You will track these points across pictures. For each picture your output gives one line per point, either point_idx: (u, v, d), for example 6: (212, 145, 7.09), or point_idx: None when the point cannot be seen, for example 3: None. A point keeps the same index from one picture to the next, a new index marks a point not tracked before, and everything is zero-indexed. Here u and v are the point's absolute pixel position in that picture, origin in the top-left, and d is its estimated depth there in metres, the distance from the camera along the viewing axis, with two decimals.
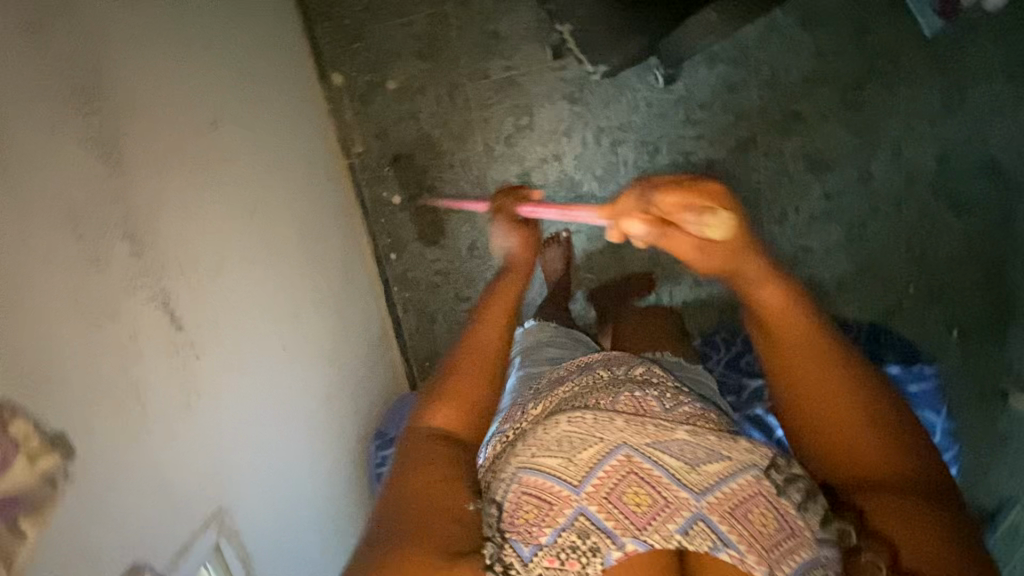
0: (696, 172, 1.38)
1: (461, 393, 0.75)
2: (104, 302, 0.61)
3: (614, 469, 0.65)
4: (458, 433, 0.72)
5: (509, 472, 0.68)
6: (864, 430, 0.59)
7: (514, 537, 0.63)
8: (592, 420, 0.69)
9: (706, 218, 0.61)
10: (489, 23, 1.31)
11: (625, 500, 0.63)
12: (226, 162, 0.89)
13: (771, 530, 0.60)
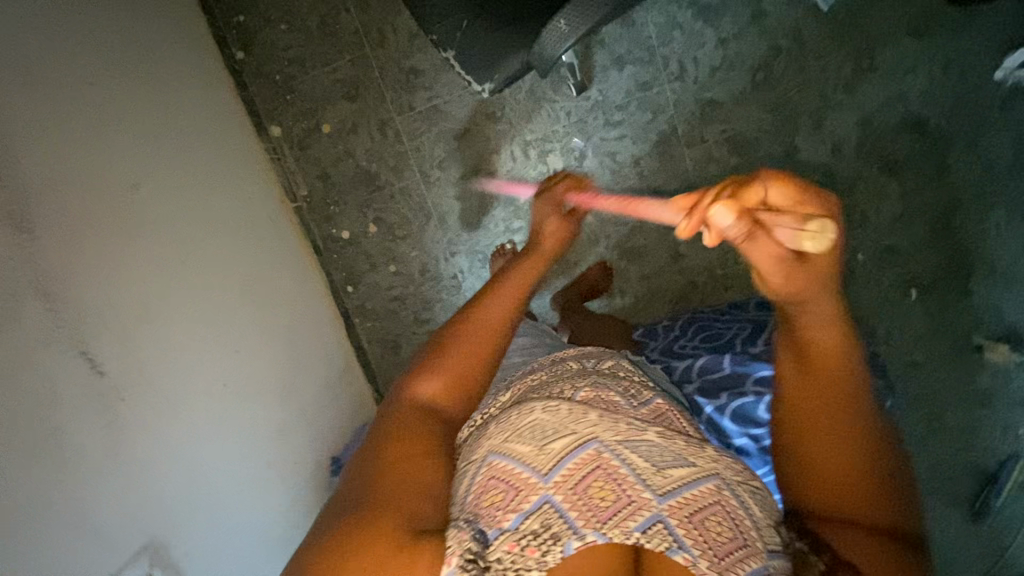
0: (625, 170, 1.43)
1: (452, 369, 0.71)
2: (17, 355, 0.68)
3: (583, 461, 0.63)
4: (444, 411, 0.69)
5: (477, 458, 0.67)
6: (850, 453, 0.56)
7: (478, 520, 0.59)
8: (567, 415, 0.69)
9: (808, 224, 0.44)
10: (407, 58, 1.40)
11: (590, 494, 0.60)
12: (153, 218, 0.98)
13: (725, 538, 0.59)
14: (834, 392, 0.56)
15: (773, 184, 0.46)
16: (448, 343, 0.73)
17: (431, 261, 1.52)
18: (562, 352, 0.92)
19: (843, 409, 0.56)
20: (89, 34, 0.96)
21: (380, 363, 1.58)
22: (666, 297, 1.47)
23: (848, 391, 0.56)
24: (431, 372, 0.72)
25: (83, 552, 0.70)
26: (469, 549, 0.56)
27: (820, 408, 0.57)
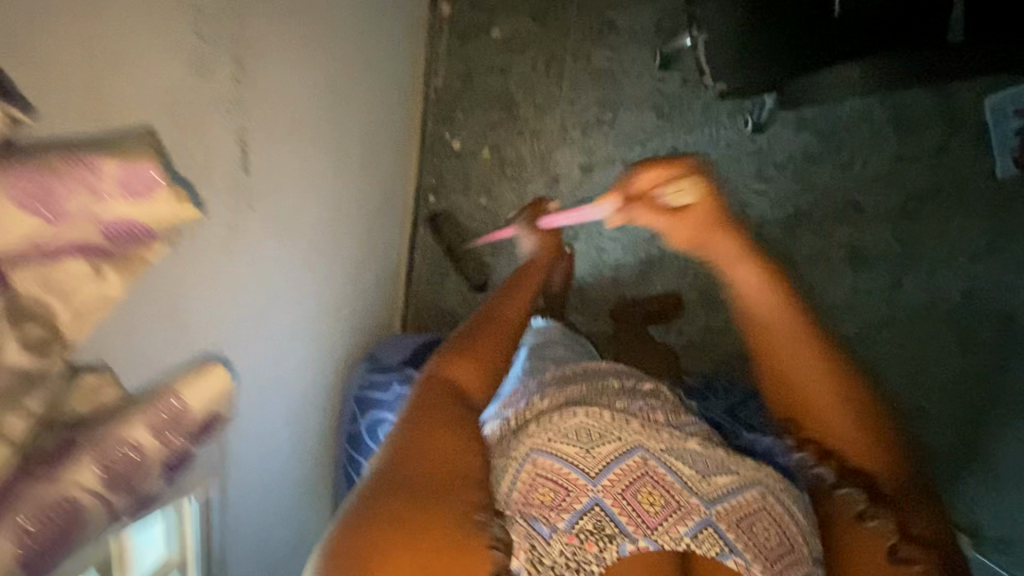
0: (746, 226, 1.40)
1: (479, 357, 0.87)
2: (191, 111, 0.58)
3: (627, 469, 0.82)
4: (471, 389, 0.84)
5: (519, 453, 0.83)
6: (796, 402, 0.84)
7: (530, 516, 0.78)
8: (608, 421, 0.85)
9: (679, 189, 0.89)
10: (609, 10, 1.30)
11: (640, 496, 0.80)
12: (333, 34, 0.87)
13: (775, 544, 0.79)
14: (808, 392, 0.83)
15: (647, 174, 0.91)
16: (477, 341, 0.90)
17: (523, 212, 1.44)
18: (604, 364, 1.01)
19: (830, 391, 0.81)
20: None
21: (422, 282, 1.50)
22: (716, 358, 1.47)
23: (816, 380, 0.82)
24: (452, 358, 0.86)
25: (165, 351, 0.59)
26: (534, 543, 0.76)
27: (800, 379, 0.84)
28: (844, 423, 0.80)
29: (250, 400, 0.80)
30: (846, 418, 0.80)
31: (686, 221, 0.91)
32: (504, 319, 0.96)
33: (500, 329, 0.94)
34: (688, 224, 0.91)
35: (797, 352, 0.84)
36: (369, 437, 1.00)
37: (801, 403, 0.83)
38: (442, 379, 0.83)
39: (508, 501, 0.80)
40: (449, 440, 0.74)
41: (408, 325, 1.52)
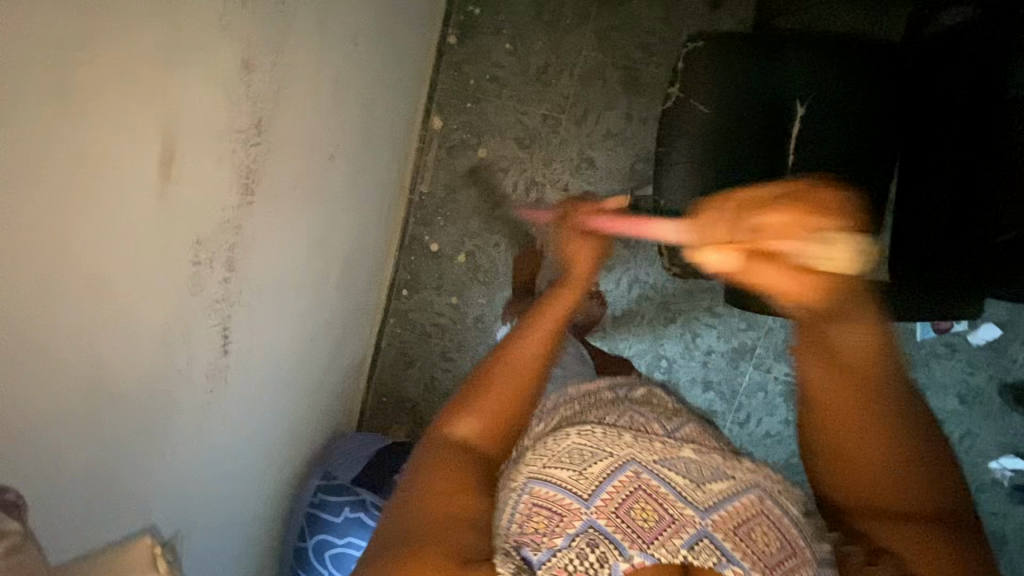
0: (695, 353, 1.51)
1: (485, 407, 0.63)
2: (180, 324, 0.63)
3: (624, 483, 0.60)
4: (485, 449, 0.62)
5: (517, 483, 0.62)
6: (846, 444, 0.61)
7: (522, 545, 0.56)
8: (603, 433, 0.66)
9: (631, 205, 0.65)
10: (588, 148, 1.38)
11: (632, 514, 0.58)
12: (326, 192, 0.92)
13: (773, 548, 0.59)
14: (858, 371, 0.60)
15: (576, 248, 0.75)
16: (480, 390, 0.64)
17: (490, 316, 1.49)
18: (603, 380, 0.87)
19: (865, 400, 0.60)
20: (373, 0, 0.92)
21: (385, 366, 1.55)
22: None
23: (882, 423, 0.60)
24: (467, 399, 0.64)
25: (106, 528, 0.62)
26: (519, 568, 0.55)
27: (836, 395, 0.60)
28: (874, 469, 0.60)
29: (205, 543, 0.84)
30: (897, 475, 0.60)
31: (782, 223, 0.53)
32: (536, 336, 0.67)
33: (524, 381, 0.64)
34: (728, 263, 0.56)
35: (873, 352, 0.59)
36: (318, 561, 1.05)
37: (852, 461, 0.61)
38: (443, 440, 0.61)
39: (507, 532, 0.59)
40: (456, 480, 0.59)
41: (366, 409, 1.56)
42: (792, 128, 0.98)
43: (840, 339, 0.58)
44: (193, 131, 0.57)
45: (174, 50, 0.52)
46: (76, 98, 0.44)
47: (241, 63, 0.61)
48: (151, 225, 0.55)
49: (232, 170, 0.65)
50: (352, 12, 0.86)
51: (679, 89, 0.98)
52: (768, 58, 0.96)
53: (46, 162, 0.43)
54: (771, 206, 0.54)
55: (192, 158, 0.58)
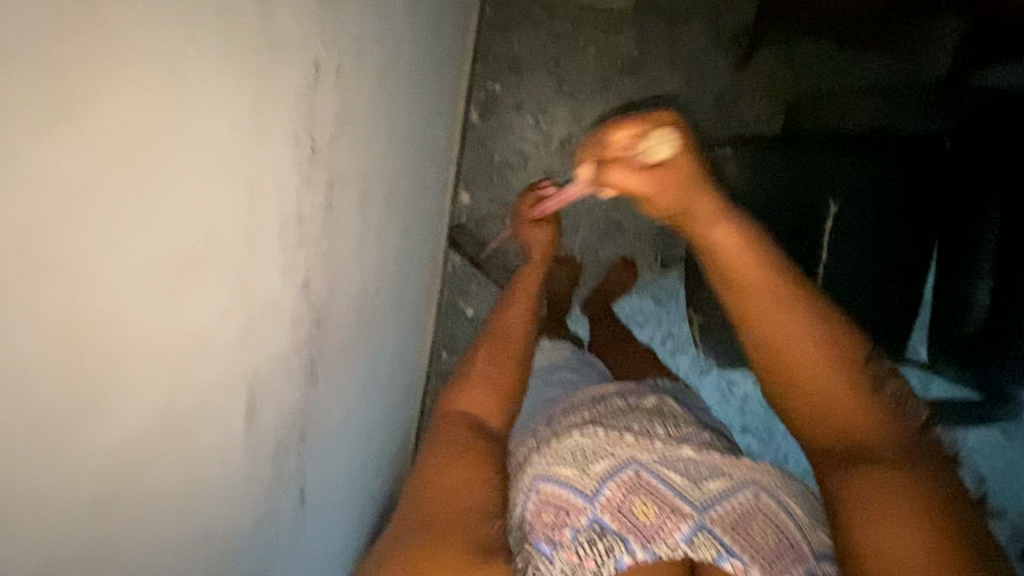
0: (732, 399, 1.54)
1: (490, 374, 0.78)
2: (267, 510, 0.69)
3: (625, 483, 0.70)
4: (489, 421, 0.74)
5: (523, 482, 0.74)
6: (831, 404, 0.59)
7: (535, 538, 0.69)
8: (603, 437, 0.76)
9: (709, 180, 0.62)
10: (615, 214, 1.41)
11: (632, 511, 0.68)
12: (373, 324, 0.97)
13: (769, 540, 0.65)
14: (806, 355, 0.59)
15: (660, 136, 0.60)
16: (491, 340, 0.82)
17: None
18: (600, 386, 0.95)
19: (776, 297, 0.61)
20: (404, 137, 0.94)
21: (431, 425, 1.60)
22: None
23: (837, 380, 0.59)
24: (470, 384, 0.77)
25: None
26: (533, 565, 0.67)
27: (792, 347, 0.60)
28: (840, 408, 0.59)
29: None
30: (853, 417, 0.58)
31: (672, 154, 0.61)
32: (524, 297, 0.88)
33: (514, 343, 0.82)
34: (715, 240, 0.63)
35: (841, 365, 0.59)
36: None
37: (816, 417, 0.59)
38: (459, 418, 0.73)
39: (520, 531, 0.71)
40: (459, 476, 0.65)
41: None
42: (827, 224, 0.97)
43: (749, 283, 0.61)
44: (266, 362, 0.62)
45: (248, 317, 0.57)
46: (170, 413, 0.49)
47: (300, 287, 0.65)
48: (235, 464, 0.61)
49: (299, 367, 0.70)
50: (387, 158, 0.88)
51: (709, 190, 0.99)
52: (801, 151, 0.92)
53: (155, 475, 0.49)
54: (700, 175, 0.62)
55: (267, 384, 0.63)
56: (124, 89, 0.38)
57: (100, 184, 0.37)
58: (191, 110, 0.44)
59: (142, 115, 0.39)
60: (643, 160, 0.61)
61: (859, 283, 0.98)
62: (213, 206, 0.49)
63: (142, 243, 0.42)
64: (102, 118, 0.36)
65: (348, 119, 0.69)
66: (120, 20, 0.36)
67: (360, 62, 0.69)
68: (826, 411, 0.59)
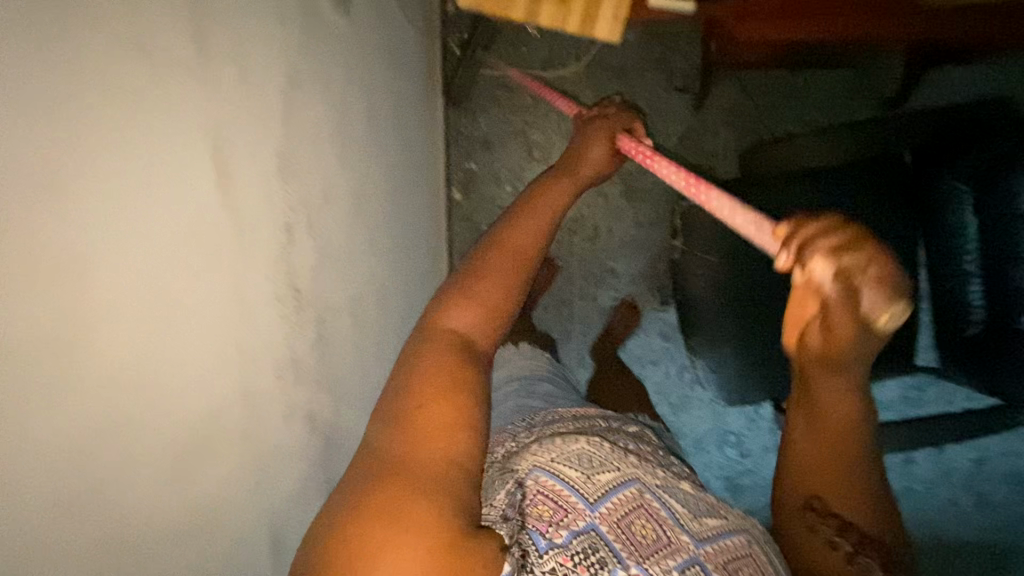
0: (761, 421, 1.52)
1: (484, 297, 0.66)
2: None
3: (627, 499, 0.59)
4: (475, 343, 0.63)
5: (522, 472, 0.62)
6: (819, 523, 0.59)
7: (529, 529, 0.55)
8: (609, 452, 0.66)
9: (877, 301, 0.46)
10: (609, 259, 1.44)
11: (632, 529, 0.57)
12: None
13: None
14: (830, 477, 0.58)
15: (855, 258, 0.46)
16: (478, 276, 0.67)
17: None
18: (579, 409, 0.93)
19: (841, 459, 0.57)
20: (387, 245, 1.01)
21: None
22: None
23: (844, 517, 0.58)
24: (458, 300, 0.66)
25: None
26: (525, 552, 0.53)
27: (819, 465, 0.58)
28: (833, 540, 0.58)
29: None
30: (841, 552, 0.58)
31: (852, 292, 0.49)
32: (540, 213, 0.73)
33: (521, 257, 0.69)
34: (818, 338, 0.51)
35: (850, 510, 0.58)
36: None
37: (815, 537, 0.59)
38: (442, 334, 0.63)
39: (503, 516, 0.58)
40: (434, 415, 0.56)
41: None
42: None
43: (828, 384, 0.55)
44: (284, 500, 0.66)
45: (258, 466, 0.61)
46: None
47: (305, 417, 0.71)
48: None
49: (315, 491, 0.74)
50: (374, 270, 0.94)
51: (682, 241, 1.01)
52: (771, 201, 0.94)
53: None
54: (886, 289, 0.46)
55: (288, 519, 0.67)
56: (95, 289, 0.41)
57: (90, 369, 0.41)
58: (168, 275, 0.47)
59: (145, 320, 0.45)
60: (847, 316, 0.48)
61: None
62: (203, 362, 0.52)
63: (123, 424, 0.44)
64: (65, 317, 0.39)
65: (327, 255, 0.75)
66: (84, 226, 0.40)
67: (331, 202, 0.75)
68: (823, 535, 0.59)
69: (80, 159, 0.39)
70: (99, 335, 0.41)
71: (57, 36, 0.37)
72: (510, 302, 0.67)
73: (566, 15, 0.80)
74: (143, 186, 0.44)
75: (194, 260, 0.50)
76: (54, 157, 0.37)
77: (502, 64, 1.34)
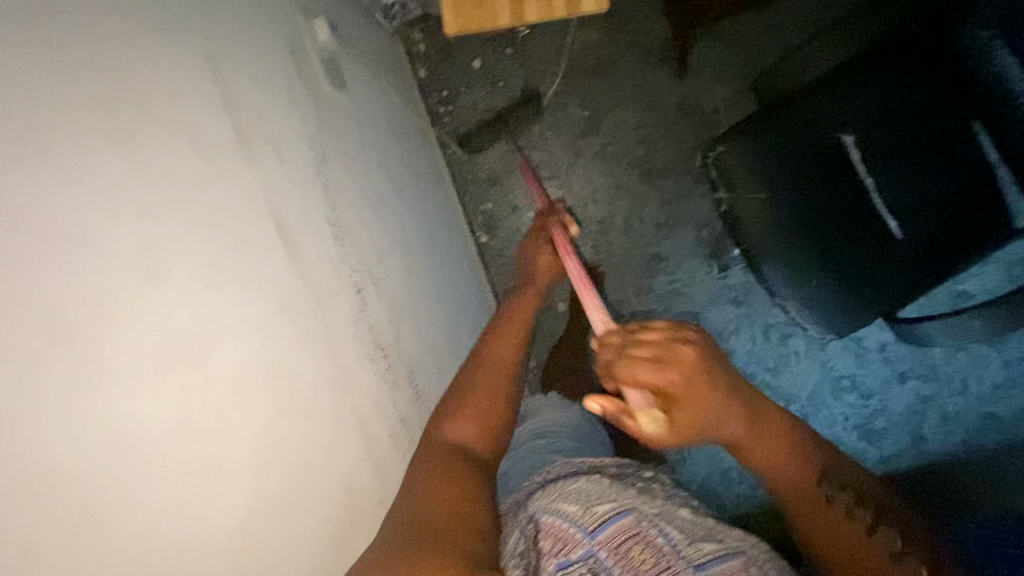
0: (869, 353, 1.41)
1: (478, 405, 0.71)
2: None
3: (620, 529, 0.68)
4: (472, 447, 0.67)
5: (529, 513, 0.73)
6: (797, 482, 0.71)
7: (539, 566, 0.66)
8: (607, 488, 0.75)
9: (664, 369, 0.58)
10: (651, 246, 1.39)
11: (629, 555, 0.66)
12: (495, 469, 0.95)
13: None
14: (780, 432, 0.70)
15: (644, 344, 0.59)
16: (468, 393, 0.73)
17: None
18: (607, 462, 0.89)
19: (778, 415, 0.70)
20: (449, 296, 1.00)
21: None
22: (912, 483, 1.40)
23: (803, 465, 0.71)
24: (456, 416, 0.70)
25: None
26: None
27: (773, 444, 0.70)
28: (806, 484, 0.71)
29: None
30: (818, 495, 0.71)
31: (675, 387, 0.58)
32: (518, 321, 0.83)
33: (508, 371, 0.77)
34: (688, 408, 0.59)
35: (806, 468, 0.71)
36: None
37: (806, 496, 0.70)
38: (444, 444, 0.67)
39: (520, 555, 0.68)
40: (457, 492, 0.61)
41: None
42: (851, 153, 0.95)
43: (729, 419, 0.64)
44: None
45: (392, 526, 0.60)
46: None
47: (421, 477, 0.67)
48: None
49: None
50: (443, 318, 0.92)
51: (723, 189, 0.98)
52: (797, 122, 0.95)
53: None
54: (672, 351, 0.59)
55: None
56: (187, 376, 0.41)
57: (201, 456, 0.41)
58: (251, 350, 0.48)
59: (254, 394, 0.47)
60: (663, 383, 0.57)
61: (919, 187, 0.95)
62: (306, 430, 0.52)
63: (239, 507, 0.44)
64: (163, 409, 0.39)
65: (398, 311, 0.74)
66: (167, 319, 0.41)
67: (383, 259, 0.75)
68: (808, 498, 0.71)
69: (163, 255, 0.42)
70: (214, 415, 0.43)
71: (122, 151, 0.40)
72: (500, 426, 0.71)
73: (550, 4, 0.82)
74: (222, 269, 0.47)
75: (285, 331, 0.52)
76: (146, 249, 0.41)
77: (488, 102, 1.38)
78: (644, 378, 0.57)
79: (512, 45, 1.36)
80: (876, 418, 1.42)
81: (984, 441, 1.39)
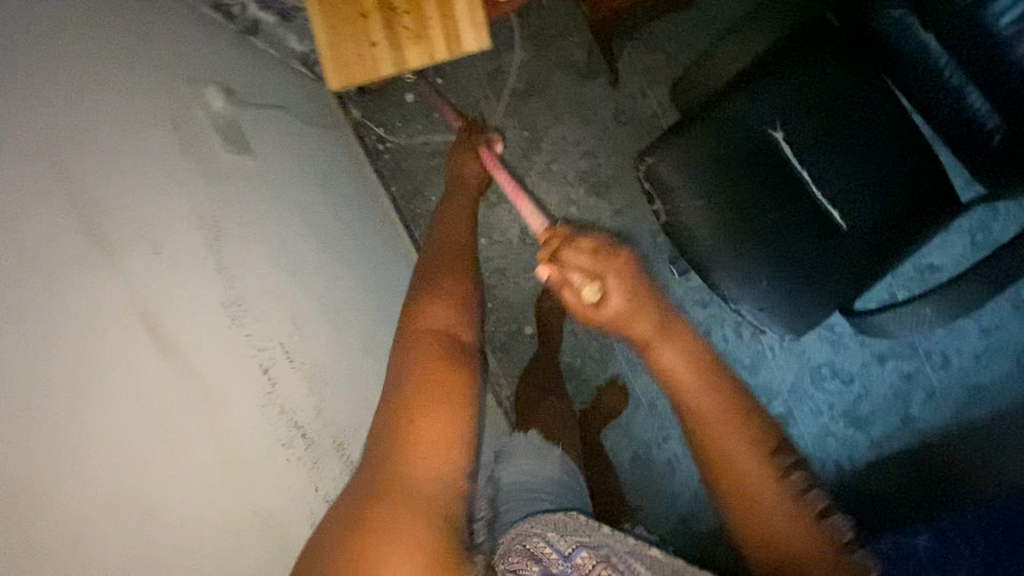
0: (844, 338, 1.38)
1: (444, 289, 0.70)
2: None
3: (598, 555, 0.64)
4: (451, 329, 0.66)
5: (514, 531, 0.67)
6: (750, 489, 0.54)
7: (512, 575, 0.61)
8: (590, 522, 0.71)
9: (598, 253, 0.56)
10: None
11: None
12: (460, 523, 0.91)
13: None
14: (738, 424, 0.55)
15: (589, 238, 0.57)
16: (434, 271, 0.73)
17: (642, 446, 1.44)
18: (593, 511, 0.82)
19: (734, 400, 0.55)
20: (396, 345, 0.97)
21: None
22: (905, 465, 1.37)
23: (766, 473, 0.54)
24: (424, 301, 0.69)
25: None
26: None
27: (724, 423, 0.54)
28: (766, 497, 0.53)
29: None
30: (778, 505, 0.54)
31: (616, 280, 0.55)
32: (460, 223, 0.83)
33: (465, 255, 0.77)
34: (620, 307, 0.56)
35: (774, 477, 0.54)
36: None
37: (754, 503, 0.54)
38: (426, 330, 0.65)
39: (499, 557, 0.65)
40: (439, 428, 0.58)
41: None
42: (783, 149, 0.93)
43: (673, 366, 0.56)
44: None
45: None
46: None
47: None
48: None
49: None
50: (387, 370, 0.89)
51: (662, 201, 0.95)
52: (726, 125, 0.92)
53: None
54: (616, 252, 0.56)
55: None
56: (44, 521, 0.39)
57: None
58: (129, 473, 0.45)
59: (132, 520, 0.44)
60: (590, 259, 0.56)
61: (857, 176, 0.92)
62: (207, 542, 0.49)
63: None
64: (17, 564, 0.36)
65: (323, 380, 0.71)
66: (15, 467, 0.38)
67: (304, 327, 0.72)
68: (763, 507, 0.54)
69: (4, 394, 0.38)
70: (81, 558, 0.40)
71: None
72: (466, 287, 0.72)
73: (432, 47, 0.81)
74: (82, 393, 0.43)
75: (169, 441, 0.48)
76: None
77: (426, 135, 1.36)
78: (572, 254, 0.56)
79: (442, 75, 1.34)
80: (861, 404, 1.38)
81: (973, 414, 1.36)
